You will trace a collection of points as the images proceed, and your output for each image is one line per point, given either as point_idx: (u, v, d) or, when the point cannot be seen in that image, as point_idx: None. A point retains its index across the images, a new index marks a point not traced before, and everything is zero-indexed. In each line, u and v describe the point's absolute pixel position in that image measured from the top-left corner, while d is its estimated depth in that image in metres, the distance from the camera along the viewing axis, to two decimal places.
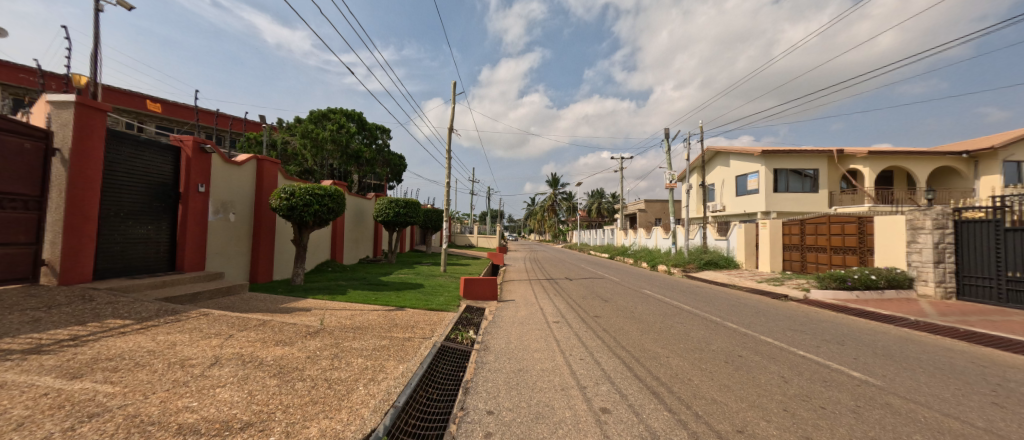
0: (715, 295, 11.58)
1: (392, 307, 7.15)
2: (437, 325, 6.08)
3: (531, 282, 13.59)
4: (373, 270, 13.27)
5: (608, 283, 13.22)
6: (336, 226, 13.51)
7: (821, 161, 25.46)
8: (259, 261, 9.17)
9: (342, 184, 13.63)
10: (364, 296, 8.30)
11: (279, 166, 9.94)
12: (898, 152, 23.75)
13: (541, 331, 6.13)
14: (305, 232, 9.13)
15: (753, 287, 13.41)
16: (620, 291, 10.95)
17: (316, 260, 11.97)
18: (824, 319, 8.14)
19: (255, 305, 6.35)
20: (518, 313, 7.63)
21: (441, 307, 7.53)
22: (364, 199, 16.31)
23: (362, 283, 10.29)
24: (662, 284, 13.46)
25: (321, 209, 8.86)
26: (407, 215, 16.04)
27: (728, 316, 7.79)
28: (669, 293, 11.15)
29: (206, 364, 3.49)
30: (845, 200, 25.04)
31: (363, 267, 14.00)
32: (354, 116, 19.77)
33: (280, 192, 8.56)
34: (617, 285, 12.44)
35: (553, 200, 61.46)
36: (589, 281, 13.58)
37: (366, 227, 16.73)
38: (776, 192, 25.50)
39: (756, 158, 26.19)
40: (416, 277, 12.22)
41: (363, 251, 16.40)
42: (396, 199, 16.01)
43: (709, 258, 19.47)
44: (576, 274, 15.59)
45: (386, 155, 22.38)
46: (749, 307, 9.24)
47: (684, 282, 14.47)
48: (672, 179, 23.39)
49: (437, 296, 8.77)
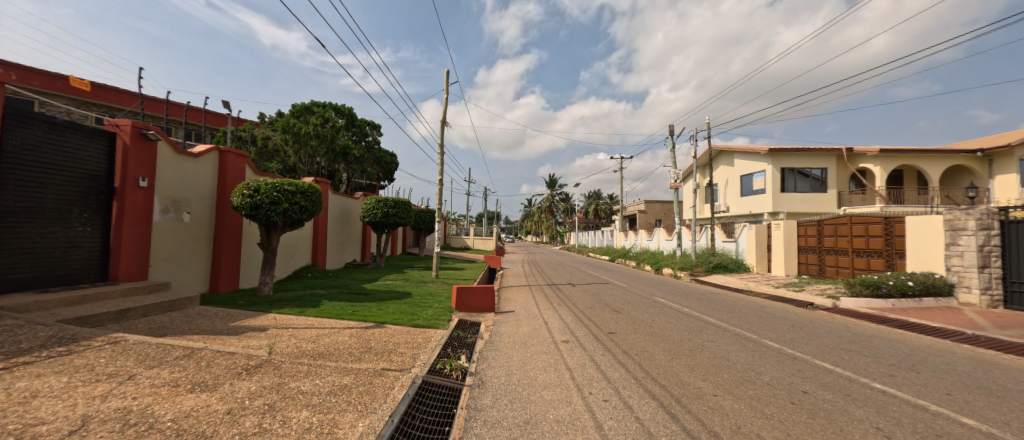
0: (735, 303, 10.49)
1: (370, 325, 6.00)
2: (421, 349, 4.93)
3: (531, 289, 12.46)
4: (358, 276, 12.07)
5: (616, 289, 12.08)
6: (317, 227, 12.34)
7: (829, 160, 24.55)
8: (220, 268, 7.99)
9: (324, 182, 12.44)
10: (339, 308, 7.10)
11: (247, 159, 8.79)
12: (910, 150, 22.83)
13: (549, 356, 4.97)
14: (274, 234, 7.95)
15: (772, 294, 12.37)
16: (631, 300, 9.82)
17: (292, 266, 10.77)
18: (871, 334, 7.08)
19: (197, 325, 5.16)
20: (519, 330, 6.47)
21: (430, 323, 6.39)
22: (350, 198, 15.09)
23: (343, 292, 9.10)
24: (673, 290, 12.36)
25: (291, 208, 7.66)
26: (396, 215, 14.88)
27: (763, 332, 6.69)
28: (686, 302, 10.02)
29: (59, 434, 2.34)
30: (855, 201, 24.16)
31: (347, 272, 12.81)
32: (343, 111, 18.58)
33: (243, 187, 7.36)
34: (627, 292, 11.36)
35: (551, 201, 60.49)
36: (595, 288, 12.43)
37: (352, 229, 15.53)
38: (784, 192, 24.55)
39: (762, 157, 25.24)
40: (405, 284, 11.05)
41: (349, 255, 15.23)
42: (384, 198, 14.82)
43: (718, 261, 18.46)
44: (579, 279, 14.48)
45: (376, 152, 21.16)
46: (781, 319, 8.13)
47: (697, 288, 13.36)
48: (677, 178, 22.35)
49: (425, 308, 7.63)
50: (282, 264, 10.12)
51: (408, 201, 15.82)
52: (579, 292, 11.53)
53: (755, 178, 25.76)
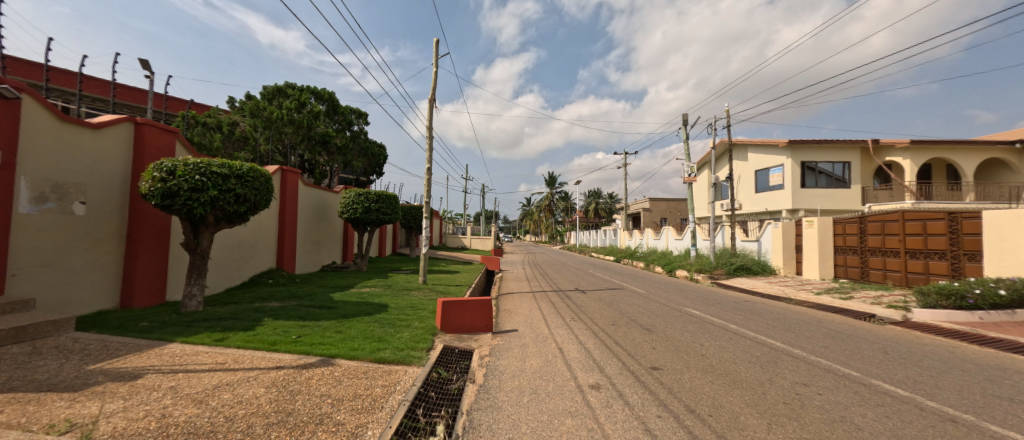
0: (781, 314, 8.67)
1: (311, 363, 4.14)
2: (373, 415, 3.06)
3: (532, 297, 10.60)
4: (330, 282, 10.19)
5: (634, 297, 10.26)
6: (282, 224, 10.45)
7: (853, 153, 22.85)
8: (136, 277, 6.16)
9: (289, 171, 10.58)
10: (281, 331, 5.23)
11: (179, 136, 6.96)
12: (942, 143, 21.10)
13: (578, 424, 3.11)
14: (203, 232, 6.08)
15: (818, 304, 10.59)
16: (659, 313, 8.01)
17: (243, 271, 8.89)
18: (996, 364, 5.28)
19: (25, 376, 3.29)
20: (526, 366, 4.61)
21: (401, 356, 4.54)
22: (327, 191, 13.16)
23: (301, 305, 7.23)
24: (699, 298, 10.54)
25: (222, 197, 5.76)
26: (381, 210, 12.92)
27: (860, 366, 4.86)
28: (727, 314, 8.18)
29: None
30: (881, 197, 22.43)
31: (320, 276, 10.93)
32: (323, 95, 16.67)
33: (154, 169, 5.47)
34: (649, 302, 9.57)
35: (551, 199, 58.81)
36: (609, 296, 10.58)
37: (330, 227, 13.61)
38: (804, 187, 22.84)
39: (780, 150, 23.47)
40: (386, 292, 9.22)
41: (326, 257, 13.33)
42: (366, 191, 12.86)
43: (740, 263, 16.66)
44: (589, 285, 12.62)
45: (362, 142, 19.19)
46: (861, 341, 6.29)
47: (725, 295, 11.51)
48: (690, 172, 20.44)
49: (401, 328, 5.77)
50: (226, 271, 8.27)
51: (395, 195, 13.90)
52: (592, 302, 9.72)
53: (772, 172, 24.04)
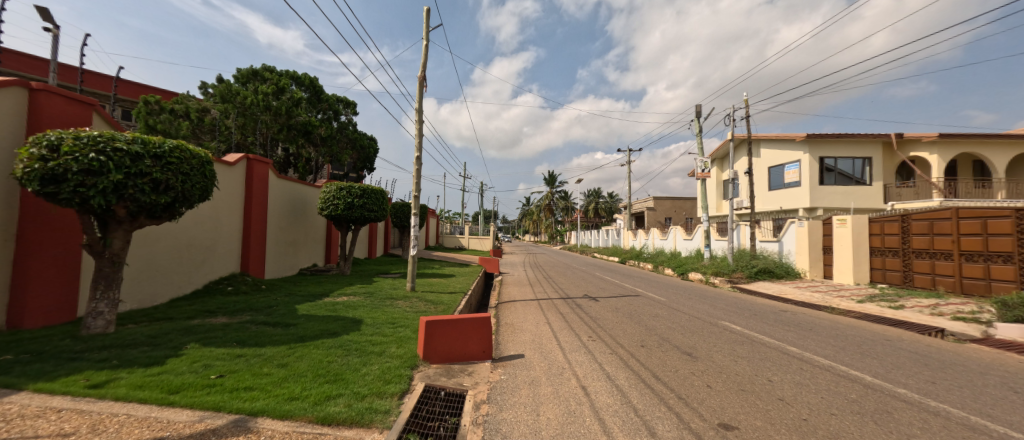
0: (837, 329, 7.25)
1: (215, 430, 2.68)
2: None
3: (538, 306, 9.19)
4: (302, 289, 8.70)
5: (656, 307, 8.84)
6: (247, 222, 8.98)
7: (875, 148, 21.50)
8: (28, 285, 4.71)
9: (257, 160, 9.14)
10: (201, 367, 3.77)
11: (97, 108, 5.52)
12: (971, 137, 19.78)
13: None
14: (115, 229, 4.65)
15: (866, 314, 9.19)
16: (696, 330, 6.55)
17: (192, 278, 7.47)
18: None
19: None
20: (541, 423, 3.16)
21: (361, 409, 3.09)
22: (306, 185, 11.66)
23: (253, 321, 5.75)
24: (729, 308, 9.10)
25: (131, 184, 4.28)
26: (366, 207, 11.33)
27: (1011, 420, 3.44)
28: (776, 330, 6.76)
29: None
30: (905, 195, 21.12)
31: (293, 282, 9.45)
32: (305, 81, 15.15)
33: (32, 143, 4.01)
34: (675, 313, 8.16)
35: (551, 199, 57.38)
36: (626, 305, 9.15)
37: (310, 226, 12.13)
38: (822, 185, 21.53)
39: (797, 145, 22.09)
40: (366, 301, 7.76)
41: (305, 260, 11.86)
42: (349, 185, 11.24)
43: (762, 266, 15.24)
44: (599, 291, 11.21)
45: (349, 134, 17.70)
46: (965, 371, 4.89)
47: (756, 304, 10.10)
48: (704, 167, 18.88)
49: (372, 358, 4.31)
50: (165, 278, 6.83)
51: (382, 189, 12.32)
52: (608, 312, 8.30)
53: (788, 169, 22.67)
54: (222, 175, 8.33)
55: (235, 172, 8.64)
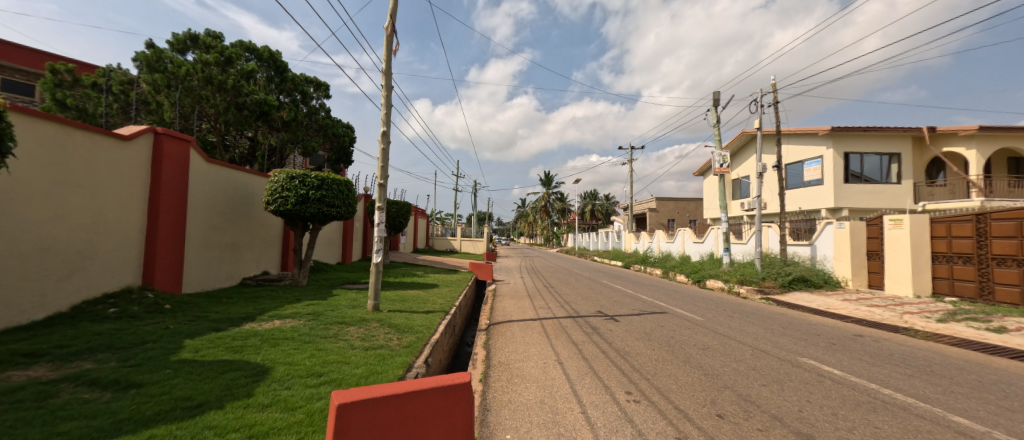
0: (966, 370, 5.16)
1: None
2: None
3: (542, 331, 6.92)
4: (223, 310, 6.40)
5: (698, 332, 6.64)
6: (153, 218, 6.71)
7: (904, 143, 19.64)
8: None
9: (166, 137, 6.89)
10: None
11: None
12: (1012, 129, 17.95)
13: None
14: None
15: (964, 339, 7.14)
16: (783, 380, 4.37)
17: (47, 296, 5.22)
18: None
19: None
20: None
21: None
22: (251, 174, 9.32)
23: (81, 376, 3.48)
24: (791, 332, 6.97)
25: None
26: (325, 200, 8.95)
27: None
28: (896, 379, 4.59)
29: None
30: (938, 194, 19.25)
31: (222, 298, 7.19)
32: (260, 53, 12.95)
33: None
34: (728, 341, 6.03)
35: (547, 200, 55.33)
36: (656, 328, 6.99)
37: (258, 225, 9.81)
38: (847, 183, 19.63)
39: (820, 139, 20.16)
40: (303, 328, 5.49)
41: (250, 268, 9.56)
42: (303, 172, 8.80)
43: (797, 274, 13.16)
44: (615, 307, 9.03)
45: (320, 120, 15.35)
46: None
47: (816, 325, 7.95)
48: (724, 162, 16.81)
49: None
50: None
51: (350, 180, 9.94)
52: (639, 342, 6.08)
53: (809, 166, 20.77)
54: (109, 153, 6.06)
55: (131, 150, 6.40)
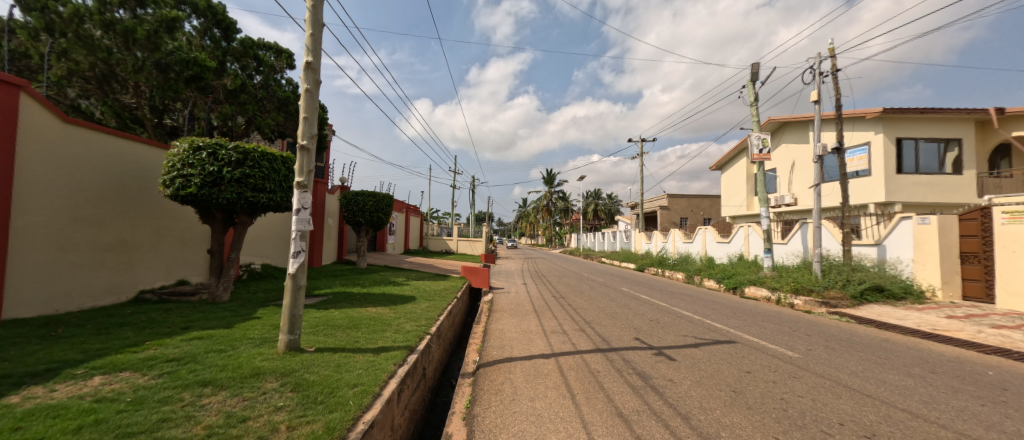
0: None
1: None
2: None
3: (563, 383, 4.19)
4: (26, 354, 3.82)
5: (820, 389, 4.00)
6: None
7: (966, 128, 16.94)
8: None
9: None
10: None
11: None
12: None
13: None
14: None
15: None
16: None
17: None
18: None
19: None
20: None
21: None
22: (144, 144, 6.76)
23: None
24: (958, 384, 4.35)
25: None
26: (248, 182, 6.35)
27: None
28: None
29: None
30: (1007, 186, 16.56)
31: (61, 330, 4.60)
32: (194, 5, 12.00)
33: None
34: (886, 412, 3.45)
35: (550, 199, 52.62)
36: (740, 375, 4.41)
37: (163, 217, 7.22)
38: (899, 173, 17.00)
39: (866, 124, 17.55)
40: (113, 405, 2.87)
41: (152, 277, 6.99)
42: (215, 142, 6.22)
43: (869, 280, 10.52)
44: (657, 333, 6.43)
45: (279, 93, 13.98)
46: None
47: (968, 364, 5.32)
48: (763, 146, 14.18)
49: None
50: None
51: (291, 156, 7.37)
52: (737, 416, 3.41)
53: (852, 154, 18.16)
54: None
55: None
